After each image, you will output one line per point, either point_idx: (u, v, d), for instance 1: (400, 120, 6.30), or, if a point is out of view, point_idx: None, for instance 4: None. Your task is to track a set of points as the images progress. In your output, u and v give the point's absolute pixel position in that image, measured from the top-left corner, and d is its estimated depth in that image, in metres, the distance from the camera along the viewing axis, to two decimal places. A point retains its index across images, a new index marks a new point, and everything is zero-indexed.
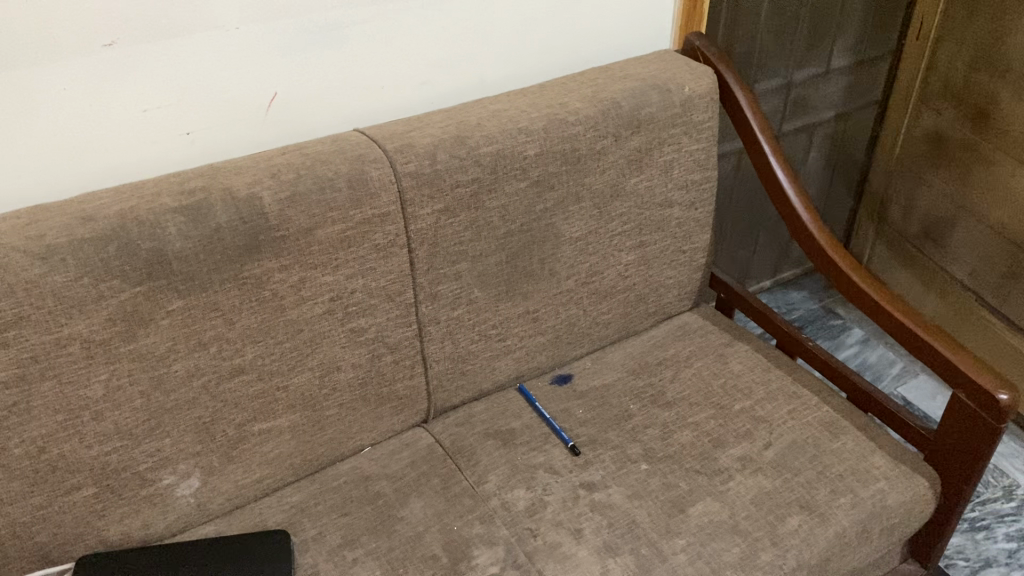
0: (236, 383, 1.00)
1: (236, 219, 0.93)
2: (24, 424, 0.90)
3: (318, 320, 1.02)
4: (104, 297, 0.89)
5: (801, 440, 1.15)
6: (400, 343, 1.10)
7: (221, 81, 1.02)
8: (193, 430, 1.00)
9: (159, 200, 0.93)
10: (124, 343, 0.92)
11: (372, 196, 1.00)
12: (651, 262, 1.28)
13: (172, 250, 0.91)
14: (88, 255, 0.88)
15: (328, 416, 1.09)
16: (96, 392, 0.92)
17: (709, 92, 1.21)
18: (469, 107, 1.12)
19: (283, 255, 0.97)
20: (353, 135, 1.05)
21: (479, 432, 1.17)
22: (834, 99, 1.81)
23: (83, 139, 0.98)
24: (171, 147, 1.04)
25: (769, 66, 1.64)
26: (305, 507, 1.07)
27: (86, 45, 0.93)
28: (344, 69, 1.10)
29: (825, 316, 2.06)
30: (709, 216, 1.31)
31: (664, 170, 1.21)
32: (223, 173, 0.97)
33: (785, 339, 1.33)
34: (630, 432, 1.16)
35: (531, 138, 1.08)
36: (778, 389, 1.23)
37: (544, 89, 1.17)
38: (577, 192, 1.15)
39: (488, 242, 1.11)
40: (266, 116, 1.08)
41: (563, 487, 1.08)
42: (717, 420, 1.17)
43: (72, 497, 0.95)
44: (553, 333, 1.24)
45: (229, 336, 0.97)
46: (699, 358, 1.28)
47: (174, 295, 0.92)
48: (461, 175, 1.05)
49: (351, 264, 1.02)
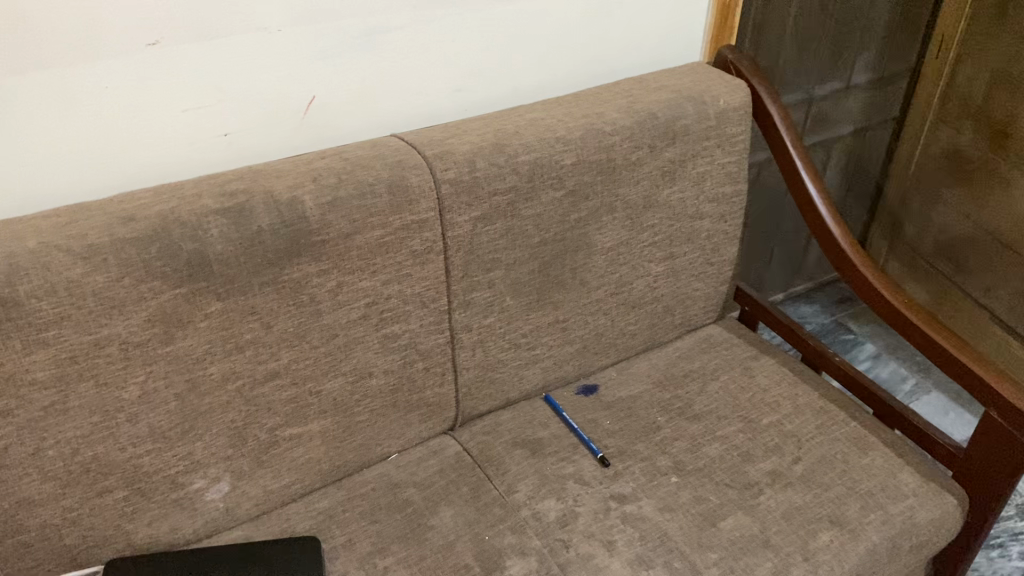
0: (270, 388, 0.99)
1: (278, 223, 0.93)
2: (60, 425, 0.89)
3: (354, 325, 1.02)
4: (144, 298, 0.88)
5: (830, 455, 1.14)
6: (432, 350, 1.10)
7: (261, 83, 1.02)
8: (226, 434, 0.99)
9: (201, 201, 0.92)
10: (161, 345, 0.91)
11: (411, 202, 1.00)
12: (680, 273, 1.28)
13: (213, 252, 0.90)
14: (130, 255, 0.87)
15: (358, 422, 1.08)
16: (132, 394, 0.91)
17: (743, 105, 1.22)
18: (505, 115, 1.12)
19: (322, 260, 0.96)
20: (393, 141, 1.05)
21: (507, 441, 1.16)
22: (853, 115, 1.81)
23: (122, 137, 0.97)
24: (208, 148, 1.03)
25: (792, 80, 1.64)
26: (333, 513, 1.06)
27: (131, 43, 0.92)
28: (381, 74, 1.10)
29: (838, 331, 2.07)
30: (738, 229, 1.31)
31: (697, 182, 1.21)
32: (265, 176, 0.97)
33: (811, 353, 1.33)
34: (658, 444, 1.15)
35: (568, 148, 1.08)
36: (805, 404, 1.22)
37: (579, 98, 1.17)
38: (612, 202, 1.14)
39: (523, 250, 1.10)
40: (303, 120, 1.08)
41: (594, 499, 1.07)
42: (746, 434, 1.17)
43: (103, 499, 0.94)
44: (581, 342, 1.23)
45: (266, 340, 0.97)
46: (725, 371, 1.28)
47: (214, 297, 0.92)
48: (499, 183, 1.05)
49: (388, 270, 1.01)
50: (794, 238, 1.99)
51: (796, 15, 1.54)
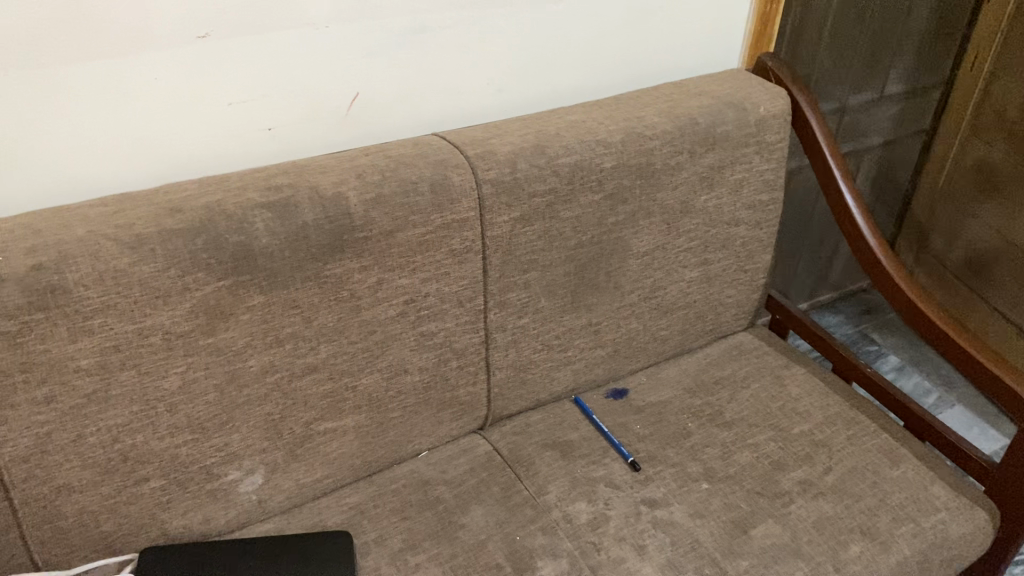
0: (307, 382, 1.00)
1: (323, 218, 0.93)
2: (101, 413, 0.89)
3: (392, 322, 1.02)
4: (189, 289, 0.89)
5: (861, 466, 1.14)
6: (466, 349, 1.10)
7: (307, 79, 1.03)
8: (263, 427, 1.00)
9: (247, 194, 0.93)
10: (203, 337, 0.92)
11: (453, 201, 1.00)
12: (713, 280, 1.28)
13: (259, 245, 0.91)
14: (177, 246, 0.87)
15: (391, 418, 1.09)
16: (173, 384, 0.92)
17: (783, 113, 1.21)
18: (546, 117, 1.12)
19: (364, 256, 0.97)
20: (435, 140, 1.05)
21: (537, 442, 1.16)
22: (885, 125, 1.81)
23: (168, 129, 0.98)
24: (252, 142, 1.04)
25: (826, 89, 1.64)
26: (364, 509, 1.06)
27: (181, 37, 0.93)
28: (424, 72, 1.10)
29: (862, 341, 2.06)
30: (772, 237, 1.31)
31: (734, 189, 1.21)
32: (309, 172, 0.97)
33: (841, 363, 1.32)
34: (689, 450, 1.15)
35: (609, 151, 1.08)
36: (837, 414, 1.22)
37: (620, 102, 1.17)
38: (649, 207, 1.14)
39: (559, 252, 1.10)
40: (346, 116, 1.08)
41: (625, 503, 1.07)
42: (777, 442, 1.17)
43: (140, 488, 0.95)
44: (613, 346, 1.23)
45: (305, 334, 0.97)
46: (756, 379, 1.28)
47: (257, 290, 0.92)
48: (539, 185, 1.05)
49: (427, 268, 1.02)
50: (821, 247, 1.99)
51: (833, 23, 1.54)
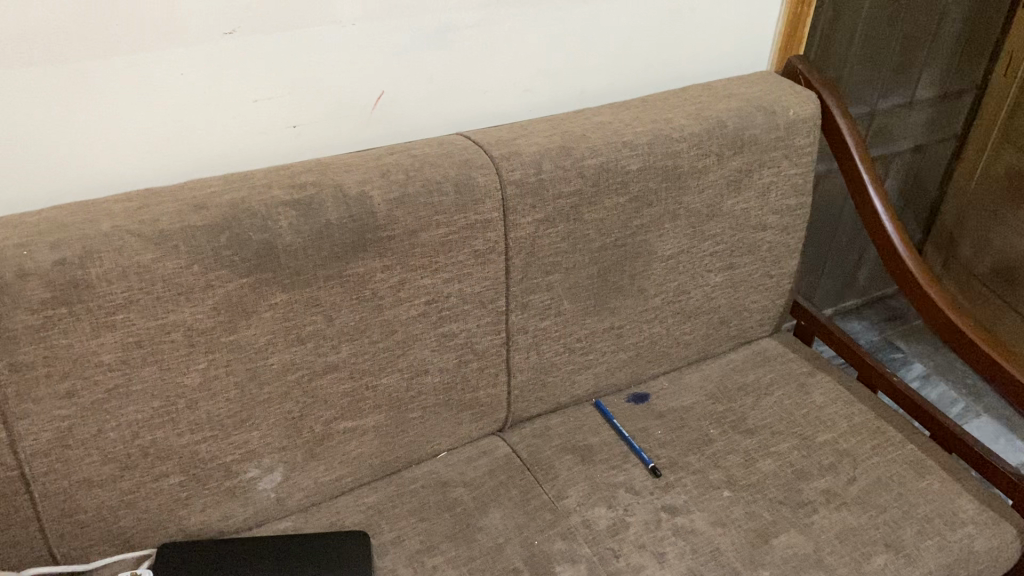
0: (328, 380, 0.99)
1: (346, 217, 0.93)
2: (123, 408, 0.89)
3: (413, 322, 1.02)
4: (212, 286, 0.89)
5: (886, 477, 1.12)
6: (487, 350, 1.09)
7: (333, 76, 1.02)
8: (282, 425, 0.99)
9: (271, 191, 0.93)
10: (225, 334, 0.91)
11: (476, 202, 0.99)
12: (738, 285, 1.26)
13: (282, 243, 0.90)
14: (200, 242, 0.87)
15: (411, 419, 1.08)
16: (194, 380, 0.92)
17: (813, 116, 1.19)
18: (572, 117, 1.11)
19: (386, 256, 0.96)
20: (459, 139, 1.05)
21: (557, 446, 1.15)
22: (914, 130, 1.78)
23: (193, 125, 0.97)
24: (277, 138, 1.04)
25: (856, 93, 1.62)
26: (382, 509, 1.06)
27: (208, 33, 0.93)
28: (452, 72, 1.10)
29: (887, 348, 2.04)
30: (800, 242, 1.29)
31: (761, 193, 1.19)
32: (334, 170, 0.97)
33: (867, 372, 1.29)
34: (711, 457, 1.14)
35: (635, 153, 1.07)
36: (862, 424, 1.20)
37: (647, 103, 1.16)
38: (675, 210, 1.13)
39: (583, 255, 1.09)
40: (371, 115, 1.08)
41: (645, 509, 1.06)
42: (800, 451, 1.15)
43: (159, 483, 0.95)
44: (635, 350, 1.22)
45: (327, 333, 0.97)
46: (780, 387, 1.26)
47: (279, 288, 0.92)
48: (564, 186, 1.04)
49: (449, 269, 1.01)
50: (846, 252, 1.96)
51: (864, 26, 1.51)
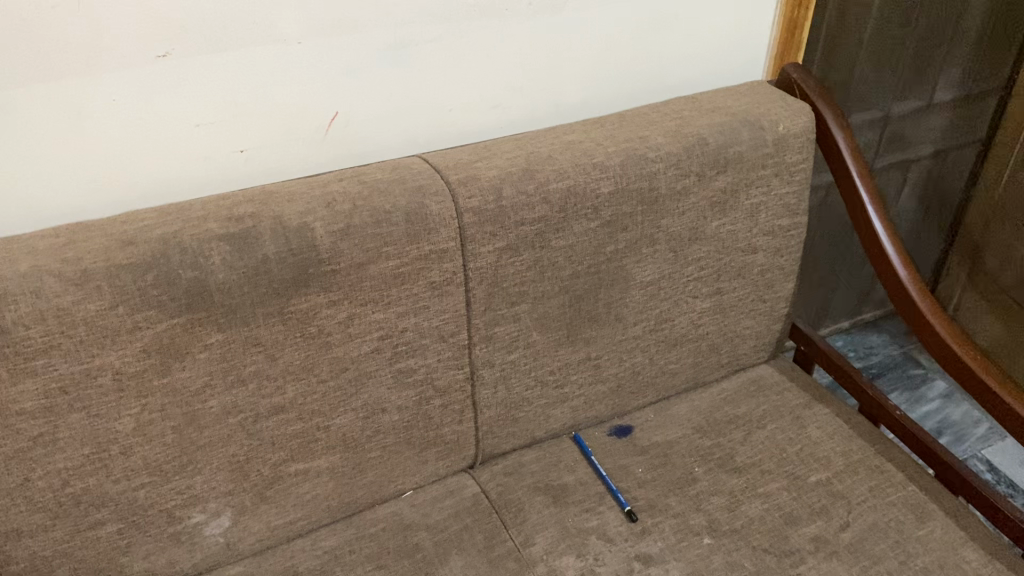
0: (274, 422, 0.94)
1: (285, 251, 0.87)
2: (49, 456, 0.84)
3: (366, 359, 0.96)
4: (139, 328, 0.83)
5: (883, 522, 1.03)
6: (450, 386, 1.03)
7: (281, 97, 0.96)
8: (228, 468, 0.94)
9: (206, 224, 0.87)
10: (157, 376, 0.86)
11: (430, 231, 0.93)
12: (728, 310, 1.18)
13: (215, 281, 0.85)
14: (125, 282, 0.82)
15: (369, 458, 1.02)
16: (126, 426, 0.87)
17: (806, 130, 1.11)
18: (541, 136, 1.04)
19: (332, 291, 0.90)
20: (416, 163, 0.98)
21: (528, 485, 1.08)
22: (933, 135, 1.67)
23: (130, 153, 0.92)
24: (224, 164, 0.98)
25: (866, 97, 1.52)
26: (339, 554, 1.00)
27: (139, 56, 0.87)
28: (411, 89, 1.03)
29: (907, 364, 1.93)
30: (795, 264, 1.20)
31: (750, 214, 1.11)
32: (276, 199, 0.91)
33: (869, 403, 1.20)
34: (693, 499, 1.06)
35: (605, 175, 0.99)
36: (860, 462, 1.11)
37: (623, 119, 1.08)
38: (653, 234, 1.05)
39: (552, 284, 1.02)
40: (326, 137, 1.02)
41: (617, 558, 0.99)
42: (790, 493, 1.07)
43: (96, 532, 0.90)
44: (615, 381, 1.15)
45: (270, 372, 0.91)
46: (774, 419, 1.18)
47: (214, 328, 0.86)
48: (528, 213, 0.97)
49: (403, 302, 0.95)
50: (859, 267, 1.87)
51: (872, 28, 1.42)
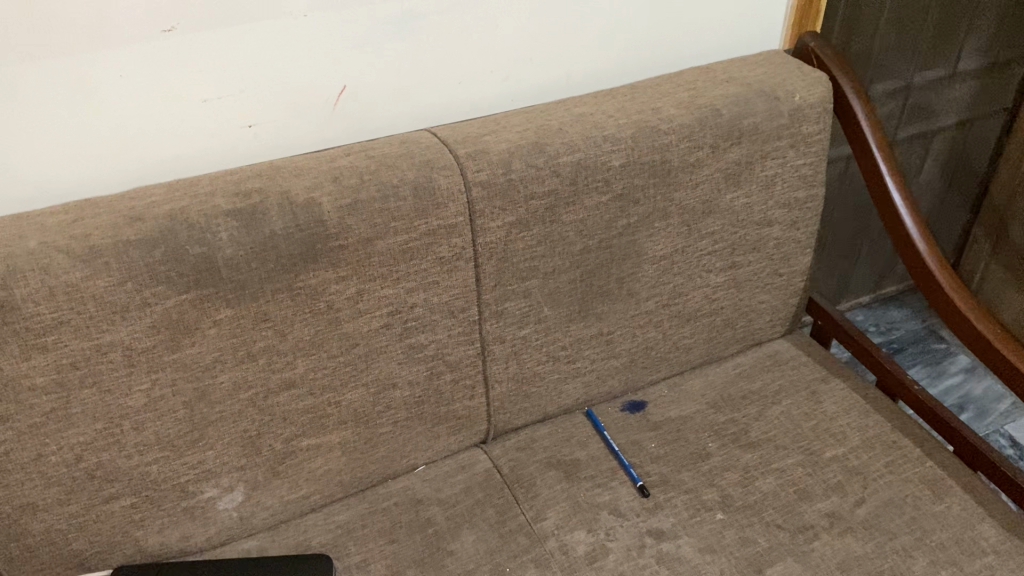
0: (285, 398, 0.95)
1: (292, 227, 0.87)
2: (63, 431, 0.85)
3: (376, 334, 0.96)
4: (148, 304, 0.84)
5: (899, 498, 1.02)
6: (461, 361, 1.02)
7: (288, 71, 0.95)
8: (240, 443, 0.95)
9: (213, 200, 0.87)
10: (168, 352, 0.87)
11: (439, 206, 0.92)
12: (743, 285, 1.16)
13: (222, 257, 0.85)
14: (133, 258, 0.82)
15: (380, 434, 1.02)
16: (138, 401, 0.87)
17: (824, 100, 1.08)
18: (552, 109, 1.03)
19: (340, 266, 0.90)
20: (425, 137, 0.97)
21: (541, 461, 1.08)
22: (958, 104, 1.64)
23: (138, 130, 0.92)
24: (232, 140, 0.98)
25: (887, 66, 1.48)
26: (351, 528, 1.01)
27: (144, 31, 0.86)
28: (420, 62, 1.02)
29: (929, 338, 1.90)
30: (812, 237, 1.18)
31: (765, 186, 1.09)
32: (283, 174, 0.91)
33: (887, 378, 1.19)
34: (706, 474, 1.05)
35: (617, 148, 0.98)
36: (877, 437, 1.10)
37: (636, 91, 1.07)
38: (666, 207, 1.04)
39: (563, 259, 1.01)
40: (334, 111, 1.01)
41: (629, 534, 0.98)
42: (805, 468, 1.06)
43: (110, 506, 0.91)
44: (628, 356, 1.14)
45: (280, 348, 0.92)
46: (789, 395, 1.17)
47: (223, 304, 0.86)
48: (537, 187, 0.96)
49: (413, 278, 0.94)
50: (881, 241, 1.84)
51: None
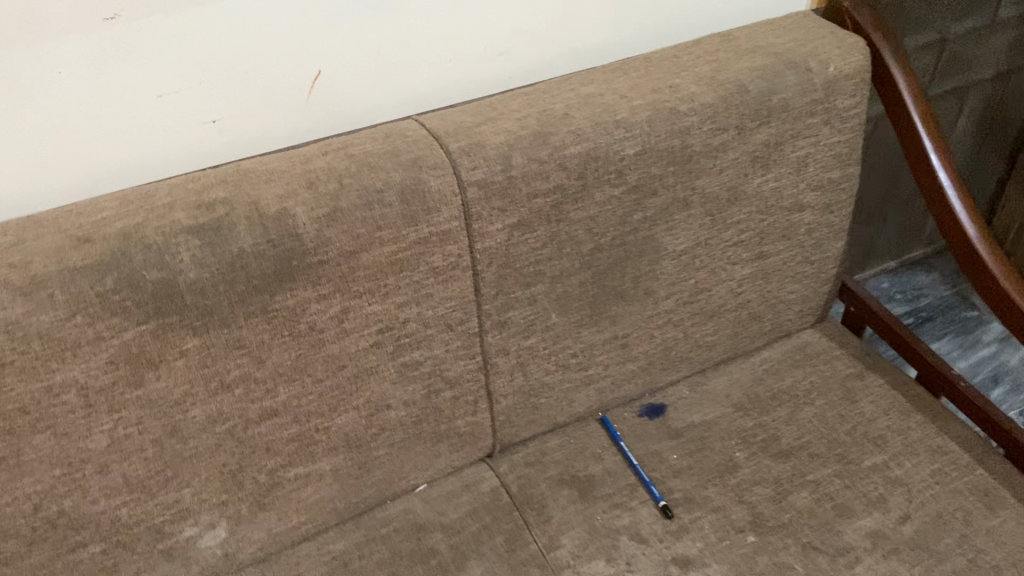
0: (267, 427, 0.85)
1: (263, 243, 0.76)
2: (16, 480, 0.76)
3: (366, 354, 0.86)
4: (102, 338, 0.73)
5: (947, 513, 0.93)
6: (461, 377, 0.93)
7: (253, 58, 0.84)
8: (219, 478, 0.85)
9: (172, 215, 0.76)
10: (130, 389, 0.77)
11: (430, 210, 0.81)
12: (771, 275, 1.05)
13: (184, 281, 0.74)
14: (81, 288, 0.72)
15: (375, 457, 0.93)
16: (99, 443, 0.78)
17: (861, 70, 0.96)
18: (555, 90, 0.91)
19: (321, 284, 0.79)
20: (413, 130, 0.86)
21: (553, 477, 0.99)
22: (995, 56, 1.50)
23: (86, 133, 0.81)
24: (196, 138, 0.86)
25: (922, 18, 1.35)
26: (348, 560, 0.92)
27: (83, 22, 0.75)
28: (405, 40, 0.90)
29: (958, 305, 1.80)
30: (845, 220, 1.07)
31: (796, 168, 0.98)
32: (252, 180, 0.80)
33: (928, 372, 1.08)
34: (735, 490, 0.96)
35: (630, 134, 0.86)
36: (920, 442, 1.00)
37: (650, 64, 0.95)
38: (686, 197, 0.93)
39: (572, 260, 0.90)
40: (310, 100, 0.89)
41: (652, 562, 0.89)
42: (843, 480, 0.96)
43: (77, 554, 0.82)
44: (645, 359, 1.04)
45: (257, 376, 0.82)
46: (822, 394, 1.07)
47: (189, 333, 0.76)
48: (541, 183, 0.84)
49: (403, 291, 0.84)
50: (910, 204, 1.72)
51: None
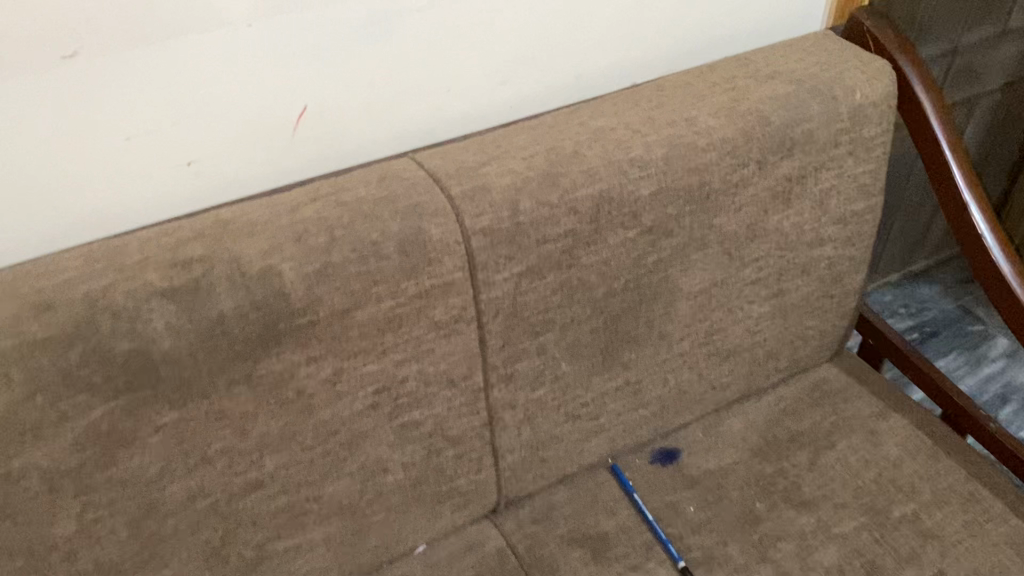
0: (253, 500, 0.77)
1: (247, 306, 0.68)
2: None
3: (361, 417, 0.78)
4: (68, 417, 0.66)
5: (985, 569, 0.87)
6: (464, 434, 0.85)
7: (231, 95, 0.76)
8: (202, 555, 0.78)
9: (143, 275, 0.68)
10: (100, 469, 0.69)
11: (431, 262, 0.73)
12: (789, 312, 0.99)
13: (159, 351, 0.66)
14: (42, 364, 0.64)
15: (372, 523, 0.86)
16: (67, 528, 0.70)
17: (887, 95, 0.90)
18: (562, 123, 0.84)
19: (312, 347, 0.72)
20: (409, 171, 0.78)
21: (562, 536, 0.92)
22: (1004, 65, 1.45)
23: (46, 181, 0.73)
24: (169, 183, 0.78)
25: (934, 29, 1.29)
26: None
27: (38, 61, 0.66)
28: (399, 70, 0.82)
29: (963, 319, 1.75)
30: (867, 251, 1.01)
31: (818, 201, 0.91)
32: (233, 232, 0.72)
33: (954, 410, 1.03)
34: (758, 546, 0.90)
35: (646, 173, 0.79)
36: (950, 488, 0.95)
37: (662, 92, 0.88)
38: (704, 236, 0.86)
39: (583, 306, 0.83)
40: (294, 136, 0.82)
41: None
42: (872, 533, 0.90)
43: None
44: (658, 404, 0.97)
45: (242, 447, 0.74)
46: (844, 436, 1.01)
47: (165, 406, 0.69)
48: (551, 228, 0.77)
49: (402, 349, 0.76)
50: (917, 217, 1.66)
51: None
